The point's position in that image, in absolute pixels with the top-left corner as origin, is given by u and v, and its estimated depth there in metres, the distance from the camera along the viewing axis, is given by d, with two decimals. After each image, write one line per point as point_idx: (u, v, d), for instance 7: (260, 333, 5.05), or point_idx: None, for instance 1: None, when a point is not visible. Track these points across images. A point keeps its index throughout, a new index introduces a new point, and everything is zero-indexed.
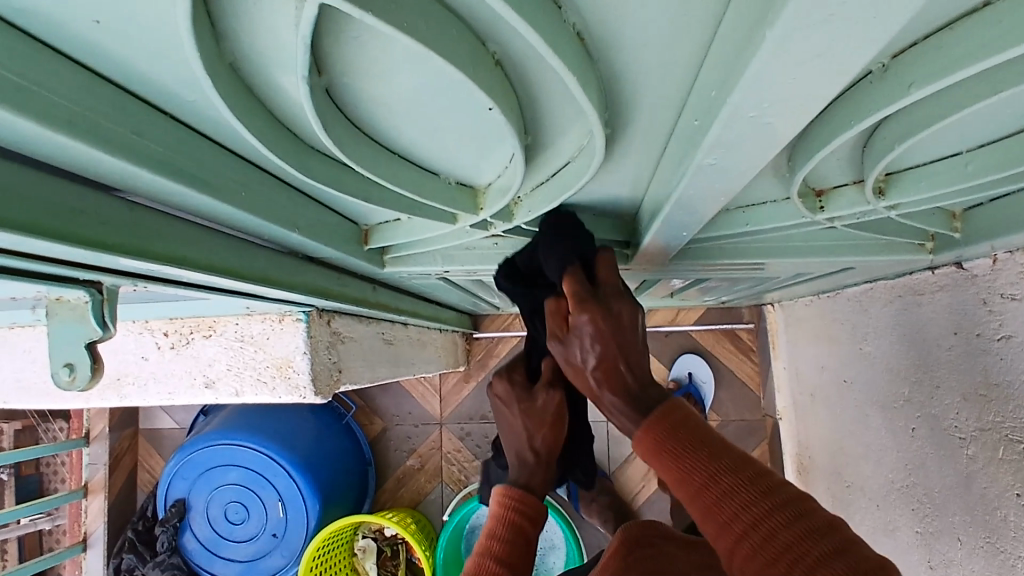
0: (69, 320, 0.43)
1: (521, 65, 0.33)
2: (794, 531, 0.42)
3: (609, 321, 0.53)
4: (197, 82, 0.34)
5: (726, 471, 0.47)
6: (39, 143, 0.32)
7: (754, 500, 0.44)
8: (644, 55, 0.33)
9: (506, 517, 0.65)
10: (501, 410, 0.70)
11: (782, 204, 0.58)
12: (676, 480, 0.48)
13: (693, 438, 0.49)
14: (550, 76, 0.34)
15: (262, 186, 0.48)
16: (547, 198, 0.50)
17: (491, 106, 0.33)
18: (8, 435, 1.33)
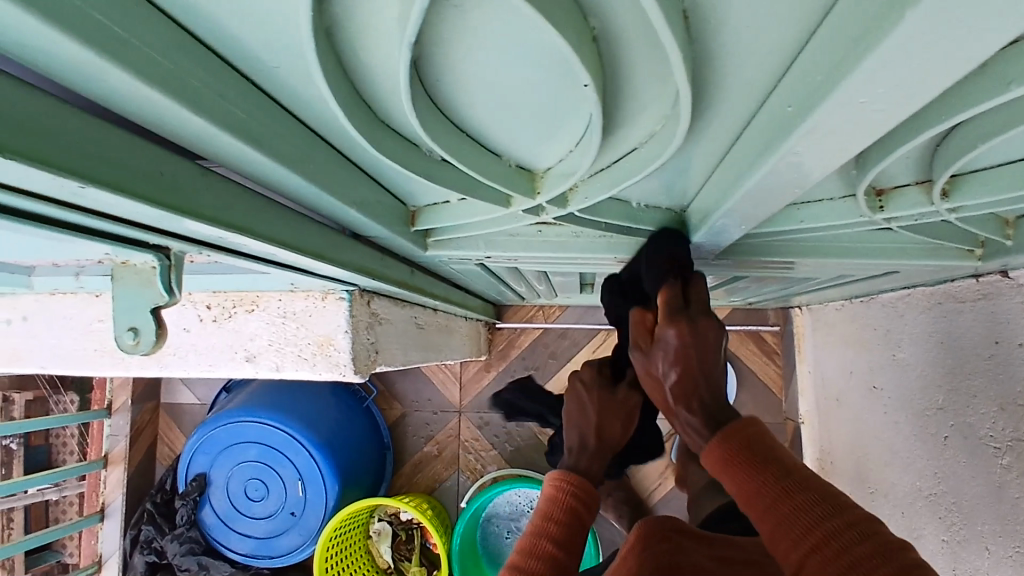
0: (136, 284, 0.43)
1: (615, 46, 0.33)
2: (867, 548, 0.43)
3: (696, 340, 0.60)
4: (284, 44, 0.33)
5: (797, 489, 0.48)
6: (127, 100, 0.31)
7: (822, 514, 0.46)
8: (743, 41, 0.32)
9: (563, 497, 0.66)
10: (578, 392, 0.76)
11: (838, 202, 0.57)
12: (749, 491, 0.50)
13: (766, 459, 0.52)
14: (643, 56, 0.34)
15: (325, 158, 0.48)
16: (607, 184, 0.49)
17: (587, 84, 0.32)
18: (19, 405, 1.36)
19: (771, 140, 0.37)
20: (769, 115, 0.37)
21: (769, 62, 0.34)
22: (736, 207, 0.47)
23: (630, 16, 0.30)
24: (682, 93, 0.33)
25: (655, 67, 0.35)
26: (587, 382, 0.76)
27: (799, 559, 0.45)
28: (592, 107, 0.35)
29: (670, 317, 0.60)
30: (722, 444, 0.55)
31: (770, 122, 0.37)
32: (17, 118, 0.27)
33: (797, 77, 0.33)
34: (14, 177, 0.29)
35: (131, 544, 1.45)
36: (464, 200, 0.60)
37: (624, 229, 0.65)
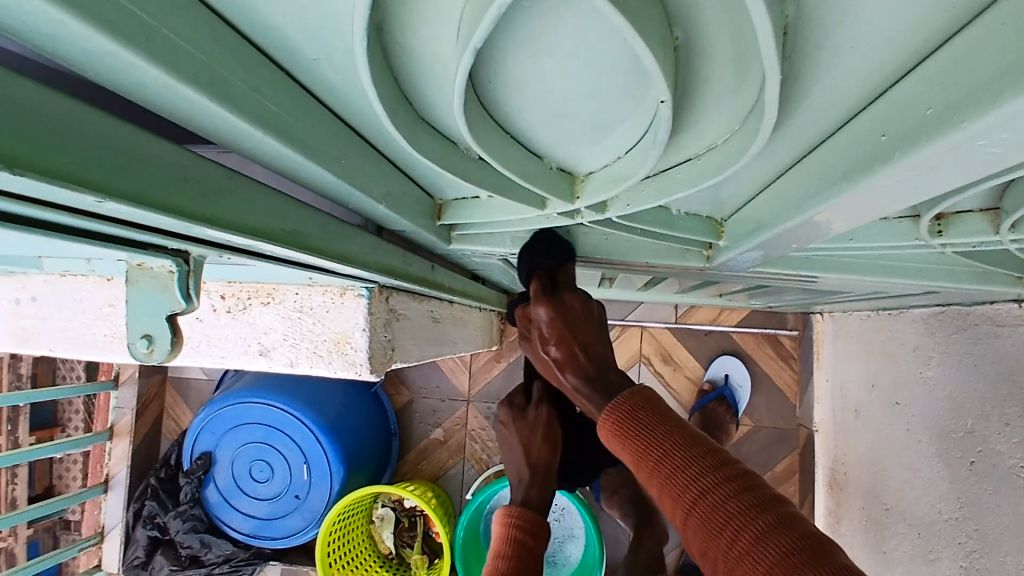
0: (151, 290, 0.40)
1: (695, 59, 0.30)
2: (739, 503, 0.41)
3: (564, 314, 0.60)
4: (330, 33, 0.31)
5: (682, 447, 0.45)
6: (159, 96, 0.29)
7: (704, 476, 0.43)
8: (836, 64, 0.30)
9: (506, 532, 0.60)
10: (502, 434, 0.72)
11: (894, 221, 0.53)
12: (635, 457, 0.47)
13: (654, 414, 0.48)
14: (723, 73, 0.31)
15: (358, 151, 0.45)
16: (654, 194, 0.46)
17: (665, 100, 0.29)
18: (26, 361, 1.36)
19: (850, 165, 0.34)
20: (850, 136, 0.34)
21: (862, 84, 0.31)
22: (792, 228, 0.44)
23: (723, 26, 0.27)
24: (767, 115, 0.30)
25: (735, 81, 0.32)
26: (506, 421, 0.72)
27: (681, 517, 0.43)
28: (661, 123, 0.31)
29: (540, 297, 0.61)
30: (609, 409, 0.50)
31: (851, 146, 0.34)
32: (31, 130, 0.25)
33: (894, 101, 0.30)
34: (24, 191, 0.26)
35: (133, 517, 1.46)
36: (493, 198, 0.57)
37: (661, 237, 0.61)
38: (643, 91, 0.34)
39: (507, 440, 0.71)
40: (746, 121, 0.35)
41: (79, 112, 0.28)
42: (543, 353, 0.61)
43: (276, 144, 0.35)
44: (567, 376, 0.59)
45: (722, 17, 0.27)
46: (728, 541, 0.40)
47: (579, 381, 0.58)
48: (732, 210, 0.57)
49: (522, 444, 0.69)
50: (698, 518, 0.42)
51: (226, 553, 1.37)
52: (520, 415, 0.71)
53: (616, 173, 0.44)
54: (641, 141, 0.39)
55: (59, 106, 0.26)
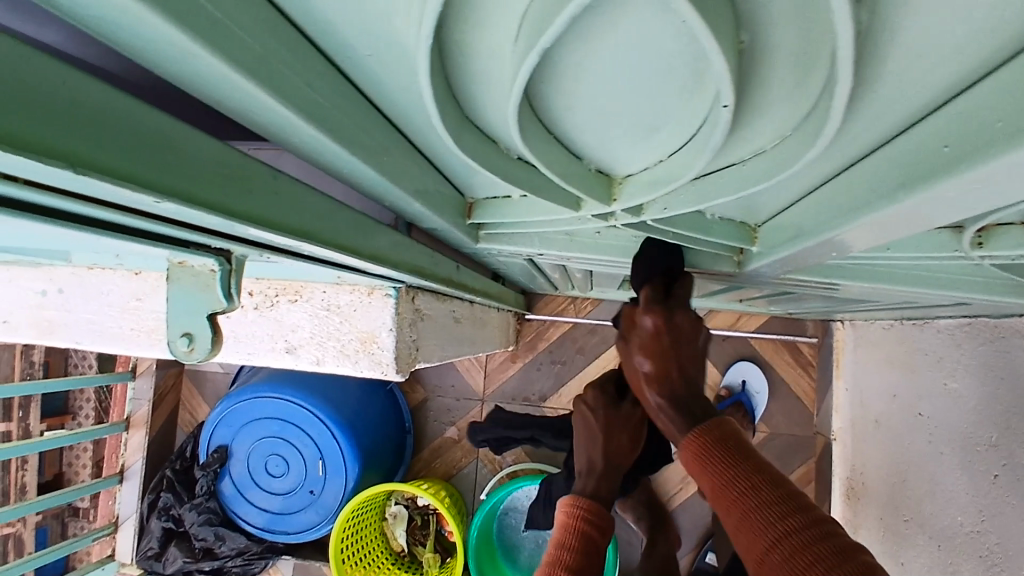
0: (192, 288, 0.40)
1: (757, 62, 0.29)
2: (817, 543, 0.47)
3: (670, 334, 0.59)
4: (384, 31, 0.30)
5: (768, 486, 0.52)
6: (213, 84, 0.29)
7: (787, 515, 0.50)
8: (901, 71, 0.29)
9: (574, 523, 0.63)
10: (583, 415, 0.70)
11: (937, 232, 0.52)
12: (720, 489, 0.54)
13: (738, 454, 0.55)
14: (783, 75, 0.30)
15: (398, 149, 0.45)
16: (694, 198, 0.45)
17: (728, 103, 0.28)
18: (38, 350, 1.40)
19: (908, 174, 0.33)
20: (907, 145, 0.33)
21: (926, 93, 0.30)
22: (837, 237, 0.43)
23: (791, 28, 0.27)
24: (829, 122, 0.29)
25: (796, 85, 0.31)
26: (592, 404, 0.69)
27: (761, 550, 0.49)
28: (720, 126, 0.31)
29: (650, 306, 0.60)
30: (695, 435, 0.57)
31: (908, 155, 0.33)
32: (85, 128, 0.24)
33: (958, 111, 0.29)
34: (78, 188, 0.26)
35: (148, 507, 1.47)
36: (526, 198, 0.56)
37: (694, 242, 0.60)
38: (697, 94, 0.33)
39: (586, 422, 0.69)
40: (800, 127, 0.34)
41: (133, 106, 0.27)
42: (632, 361, 0.62)
43: (323, 138, 0.35)
44: (649, 389, 0.61)
45: (792, 18, 0.26)
46: (806, 571, 0.46)
47: (662, 400, 0.60)
48: (768, 216, 0.56)
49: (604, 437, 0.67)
50: (778, 553, 0.48)
51: (240, 547, 1.37)
52: (612, 405, 0.68)
53: (657, 176, 0.43)
54: (688, 144, 0.38)
55: (116, 101, 0.26)
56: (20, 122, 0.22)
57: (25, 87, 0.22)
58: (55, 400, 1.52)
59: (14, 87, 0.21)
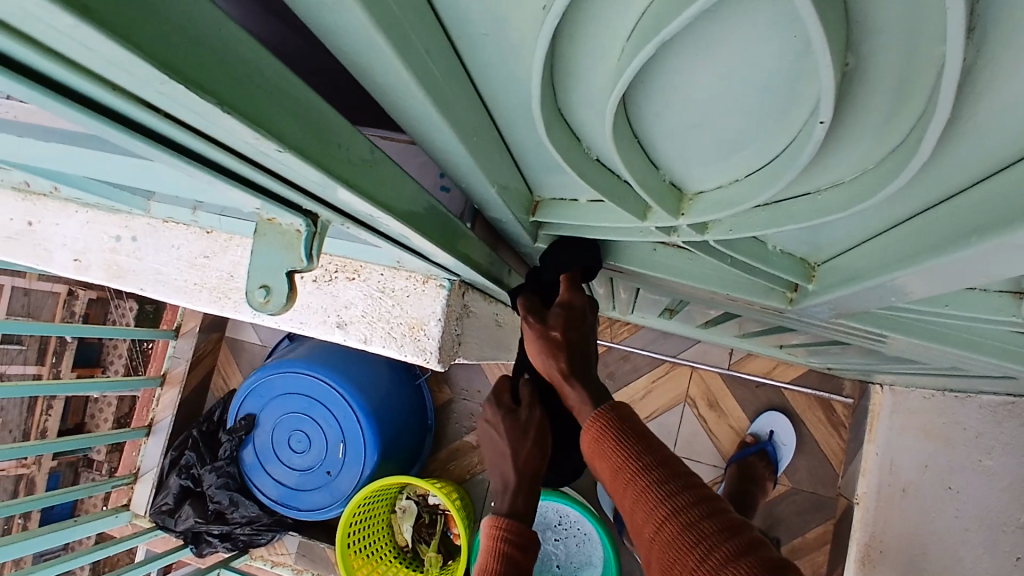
0: (277, 244, 0.43)
1: (857, 85, 0.30)
2: (683, 513, 0.48)
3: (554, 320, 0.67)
4: (507, 14, 0.32)
5: (643, 461, 0.52)
6: (351, 35, 0.31)
7: (661, 480, 0.50)
8: (996, 118, 0.30)
9: (494, 545, 0.62)
10: (486, 432, 0.71)
11: (998, 295, 0.52)
12: (606, 464, 0.54)
13: (639, 434, 0.55)
14: (880, 102, 0.31)
15: (485, 139, 0.46)
16: (761, 223, 0.46)
17: (823, 121, 0.29)
18: (82, 300, 1.55)
19: (984, 220, 0.34)
20: (993, 192, 0.34)
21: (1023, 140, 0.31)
22: (903, 280, 0.44)
23: (897, 57, 0.28)
24: (917, 157, 0.30)
25: (888, 116, 0.32)
26: (491, 420, 0.71)
27: (637, 520, 0.50)
28: (811, 144, 0.32)
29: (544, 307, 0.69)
30: (592, 418, 0.56)
31: (992, 199, 0.34)
32: (226, 71, 0.27)
33: None
34: (209, 127, 0.29)
35: (170, 464, 1.51)
36: (595, 202, 0.57)
37: (750, 270, 0.61)
38: (789, 116, 0.34)
39: (491, 439, 0.70)
40: (883, 162, 0.35)
41: (271, 61, 0.30)
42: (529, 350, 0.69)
43: (429, 106, 0.37)
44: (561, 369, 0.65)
45: (901, 45, 0.27)
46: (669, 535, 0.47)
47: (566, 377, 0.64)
48: (830, 256, 0.56)
49: (511, 448, 0.68)
50: (649, 518, 0.49)
51: (250, 516, 1.39)
52: (509, 415, 0.70)
53: (732, 196, 0.44)
54: (770, 164, 0.39)
55: (257, 48, 0.29)
56: (182, 57, 0.24)
57: (190, 19, 0.24)
58: (89, 350, 1.64)
59: (181, 19, 0.24)
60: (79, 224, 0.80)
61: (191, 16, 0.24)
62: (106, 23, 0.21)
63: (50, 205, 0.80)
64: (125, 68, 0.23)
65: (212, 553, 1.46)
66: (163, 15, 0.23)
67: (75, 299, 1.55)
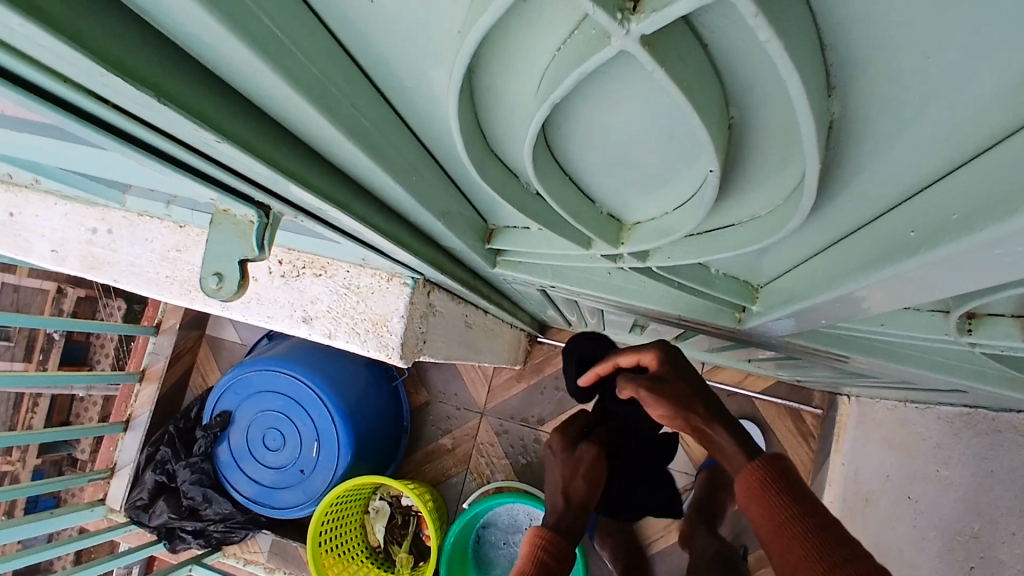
0: (231, 233, 0.45)
1: (747, 133, 0.32)
2: None
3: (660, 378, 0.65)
4: (428, 70, 0.34)
5: (813, 529, 0.53)
6: (276, 102, 0.33)
7: (819, 541, 0.52)
8: (886, 157, 0.32)
9: (532, 550, 0.65)
10: (550, 460, 0.80)
11: (927, 315, 0.55)
12: (771, 520, 0.55)
13: (804, 489, 0.56)
14: (774, 151, 0.33)
15: (431, 169, 0.48)
16: (693, 251, 0.48)
17: (713, 168, 0.31)
18: (70, 298, 1.56)
19: (882, 254, 0.36)
20: (890, 228, 0.36)
21: (912, 177, 0.33)
22: (823, 304, 0.46)
23: (779, 115, 0.30)
24: (806, 198, 0.32)
25: (784, 161, 0.34)
26: (557, 451, 0.80)
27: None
28: (709, 186, 0.34)
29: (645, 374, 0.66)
30: (755, 469, 0.58)
31: (890, 237, 0.36)
32: (165, 68, 0.29)
33: (930, 201, 0.32)
34: (160, 122, 0.31)
35: (145, 459, 1.52)
36: (543, 231, 0.59)
37: (697, 293, 0.64)
38: (697, 158, 0.36)
39: (551, 469, 0.79)
40: (788, 199, 0.37)
41: (213, 81, 0.32)
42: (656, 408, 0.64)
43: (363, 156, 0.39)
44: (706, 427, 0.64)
45: (779, 106, 0.29)
46: None
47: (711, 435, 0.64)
48: (770, 278, 0.59)
49: (563, 479, 0.75)
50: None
51: (224, 513, 1.40)
52: (567, 450, 0.78)
53: (663, 226, 0.46)
54: (690, 199, 0.41)
55: (196, 68, 0.31)
56: (123, 52, 0.26)
57: (125, 36, 0.26)
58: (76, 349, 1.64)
59: (119, 31, 0.26)
60: (58, 216, 0.82)
61: (129, 34, 0.27)
62: (48, 21, 0.23)
63: (32, 196, 0.82)
64: (68, 63, 0.25)
65: (185, 549, 1.47)
66: (105, 23, 0.25)
67: (65, 297, 1.55)
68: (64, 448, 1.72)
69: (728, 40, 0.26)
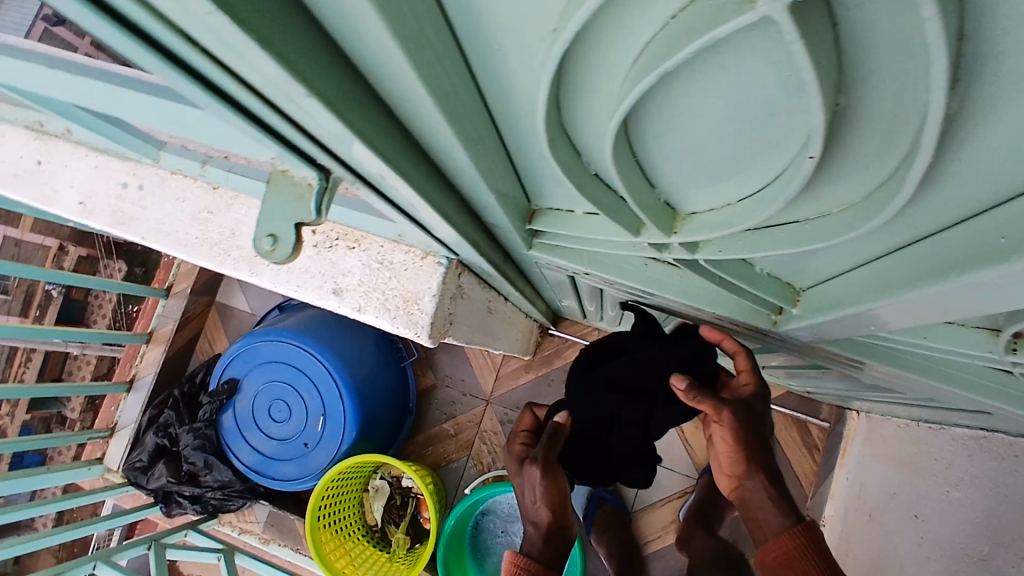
0: (288, 194, 0.44)
1: (847, 123, 0.32)
2: None
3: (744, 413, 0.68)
4: (520, 37, 0.33)
5: None
6: (368, 53, 0.32)
7: None
8: (985, 161, 0.32)
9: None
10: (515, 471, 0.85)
11: (975, 330, 0.54)
12: None
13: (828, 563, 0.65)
14: (869, 144, 0.33)
15: (494, 143, 0.47)
16: (748, 246, 0.48)
17: (814, 154, 0.31)
18: (71, 256, 1.54)
19: (961, 260, 0.36)
20: (971, 235, 0.36)
21: (1007, 183, 0.32)
22: (880, 309, 0.46)
23: (887, 104, 0.29)
24: (902, 192, 0.32)
25: (876, 155, 0.33)
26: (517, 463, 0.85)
27: None
28: (799, 175, 0.34)
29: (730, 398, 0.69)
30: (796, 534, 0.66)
31: (971, 244, 0.35)
32: (267, 8, 0.28)
33: None
34: (250, 67, 0.30)
35: (147, 422, 1.52)
36: (590, 217, 0.58)
37: (736, 291, 0.63)
38: (783, 148, 0.36)
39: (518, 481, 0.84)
40: (870, 196, 0.37)
41: (308, 28, 0.31)
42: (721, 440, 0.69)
43: (440, 120, 0.38)
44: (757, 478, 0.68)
45: (890, 95, 0.29)
46: None
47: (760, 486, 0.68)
48: (814, 281, 0.58)
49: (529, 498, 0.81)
50: None
51: (223, 480, 1.40)
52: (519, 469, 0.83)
53: (724, 219, 0.46)
54: (762, 191, 0.41)
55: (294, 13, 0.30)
56: None
57: None
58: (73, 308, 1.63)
59: None
60: (88, 168, 0.81)
61: None
62: None
63: (62, 146, 0.81)
64: None
65: (180, 514, 1.46)
66: None
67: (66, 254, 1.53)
68: (53, 405, 1.70)
69: (859, 18, 0.25)
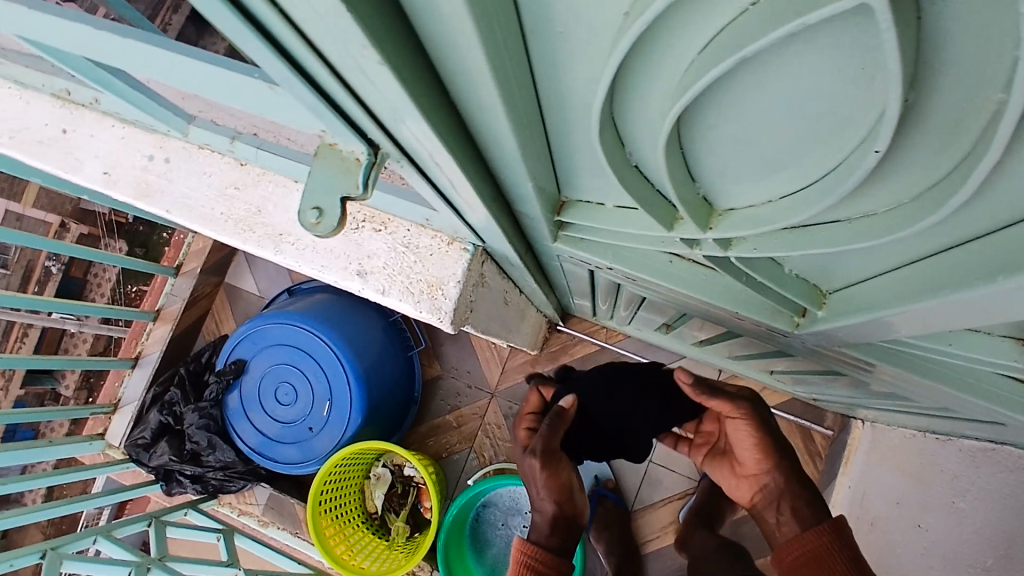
0: (335, 166, 0.44)
1: (911, 120, 0.32)
2: None
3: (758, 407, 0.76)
4: (587, 20, 0.33)
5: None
6: (437, 27, 0.32)
7: None
8: None
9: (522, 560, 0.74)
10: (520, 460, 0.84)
11: (1003, 338, 0.54)
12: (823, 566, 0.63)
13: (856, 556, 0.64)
14: (931, 141, 0.33)
15: (540, 129, 0.48)
16: (784, 244, 0.48)
17: (879, 148, 0.31)
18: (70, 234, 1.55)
19: (1012, 264, 0.36)
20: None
21: None
22: (917, 311, 0.46)
23: (956, 101, 0.30)
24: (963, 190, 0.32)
25: (936, 154, 0.34)
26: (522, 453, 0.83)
27: None
28: (859, 169, 0.34)
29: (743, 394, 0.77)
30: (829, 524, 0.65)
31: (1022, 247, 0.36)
32: None
33: None
34: (325, 33, 0.30)
35: (151, 399, 1.51)
36: (621, 211, 0.58)
37: (762, 291, 0.63)
38: (839, 144, 0.36)
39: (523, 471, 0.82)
40: (922, 196, 0.37)
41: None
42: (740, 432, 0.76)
43: (497, 100, 0.38)
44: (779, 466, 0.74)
45: (961, 92, 0.29)
46: None
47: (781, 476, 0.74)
48: (842, 284, 0.58)
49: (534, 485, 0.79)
50: None
51: (225, 461, 1.40)
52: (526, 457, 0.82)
53: (764, 215, 0.46)
54: (810, 187, 0.41)
55: None
56: None
57: None
58: (71, 284, 1.62)
59: None
60: (113, 139, 0.80)
61: None
62: None
63: (87, 116, 0.80)
64: None
65: (180, 493, 1.46)
66: None
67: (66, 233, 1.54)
68: (47, 382, 1.70)
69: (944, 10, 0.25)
